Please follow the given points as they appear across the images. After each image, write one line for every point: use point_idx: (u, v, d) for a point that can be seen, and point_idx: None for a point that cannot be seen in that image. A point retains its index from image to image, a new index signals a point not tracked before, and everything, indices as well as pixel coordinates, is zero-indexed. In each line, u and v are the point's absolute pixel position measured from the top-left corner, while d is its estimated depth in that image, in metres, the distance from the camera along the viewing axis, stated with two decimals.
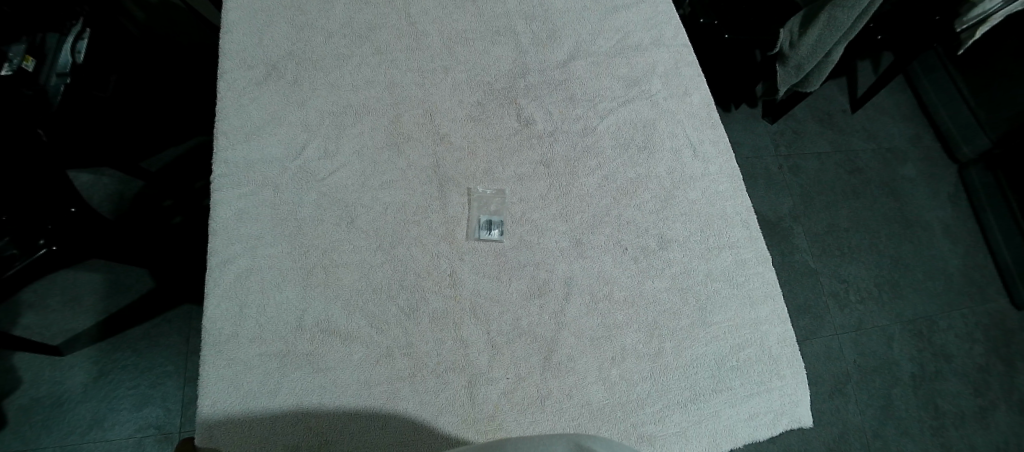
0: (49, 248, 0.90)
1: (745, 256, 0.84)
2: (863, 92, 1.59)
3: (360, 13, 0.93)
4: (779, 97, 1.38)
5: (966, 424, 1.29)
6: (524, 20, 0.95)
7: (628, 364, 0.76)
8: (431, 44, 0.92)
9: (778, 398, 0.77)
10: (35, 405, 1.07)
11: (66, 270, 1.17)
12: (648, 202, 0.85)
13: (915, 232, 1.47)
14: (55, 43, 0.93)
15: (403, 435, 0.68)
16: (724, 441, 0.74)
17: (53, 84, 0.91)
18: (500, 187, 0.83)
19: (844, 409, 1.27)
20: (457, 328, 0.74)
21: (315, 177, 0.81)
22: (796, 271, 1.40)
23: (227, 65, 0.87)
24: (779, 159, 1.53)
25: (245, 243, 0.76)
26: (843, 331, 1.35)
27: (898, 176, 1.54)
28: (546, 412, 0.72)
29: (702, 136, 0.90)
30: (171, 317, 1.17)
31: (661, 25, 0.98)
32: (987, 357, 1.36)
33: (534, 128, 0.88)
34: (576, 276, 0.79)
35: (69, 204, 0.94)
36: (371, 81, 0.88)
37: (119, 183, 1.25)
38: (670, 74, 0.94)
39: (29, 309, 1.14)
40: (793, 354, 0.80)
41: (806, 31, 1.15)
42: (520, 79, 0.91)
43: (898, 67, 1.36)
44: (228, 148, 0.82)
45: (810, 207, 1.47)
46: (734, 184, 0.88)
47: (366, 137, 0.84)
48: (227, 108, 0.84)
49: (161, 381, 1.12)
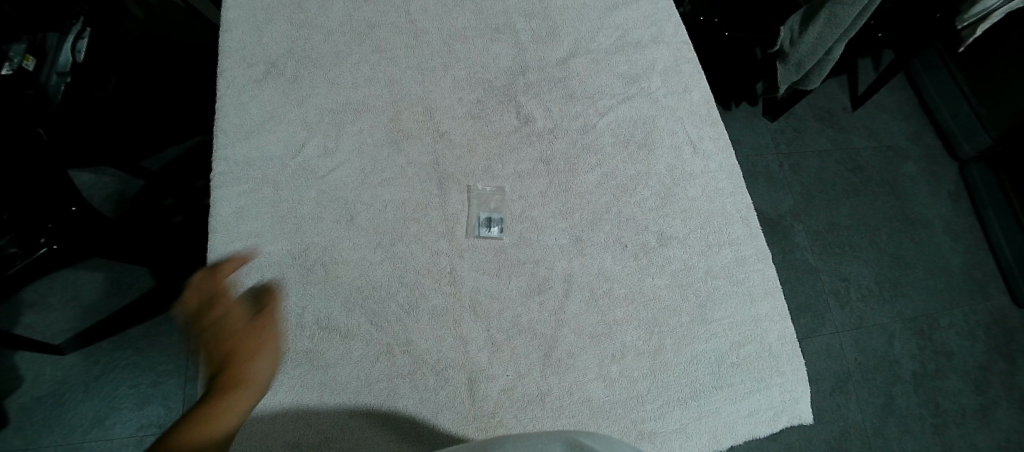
0: (50, 247, 0.92)
1: (746, 253, 0.84)
2: (863, 90, 1.59)
3: (360, 11, 0.93)
4: (780, 95, 1.38)
5: (967, 422, 1.28)
6: (523, 17, 0.95)
7: (628, 361, 0.76)
8: (431, 41, 0.91)
9: (779, 395, 0.77)
10: (36, 404, 1.07)
11: (68, 269, 1.18)
12: (648, 199, 0.85)
13: (916, 230, 1.47)
14: (55, 41, 0.93)
15: (403, 432, 0.69)
16: (724, 438, 0.74)
17: (54, 82, 0.91)
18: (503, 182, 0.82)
19: (845, 407, 1.27)
20: (457, 325, 0.74)
21: (315, 174, 0.81)
22: (797, 269, 1.40)
23: (226, 63, 0.87)
24: (780, 157, 1.53)
25: (244, 241, 0.76)
26: (845, 329, 1.34)
27: (899, 174, 1.54)
28: (547, 409, 0.72)
29: (702, 133, 0.90)
30: (172, 316, 1.17)
31: (660, 23, 0.98)
32: (988, 355, 1.36)
33: (534, 125, 0.88)
34: (576, 273, 0.79)
35: (70, 203, 0.94)
36: (371, 79, 0.88)
37: (120, 182, 1.25)
38: (670, 72, 0.94)
39: (30, 308, 1.14)
40: (793, 351, 0.80)
41: (807, 28, 1.15)
42: (519, 76, 0.91)
43: (900, 65, 1.34)
44: (228, 146, 0.82)
45: (811, 205, 1.47)
46: (734, 180, 0.88)
47: (366, 135, 0.84)
48: (227, 106, 0.84)
49: (162, 380, 1.12)
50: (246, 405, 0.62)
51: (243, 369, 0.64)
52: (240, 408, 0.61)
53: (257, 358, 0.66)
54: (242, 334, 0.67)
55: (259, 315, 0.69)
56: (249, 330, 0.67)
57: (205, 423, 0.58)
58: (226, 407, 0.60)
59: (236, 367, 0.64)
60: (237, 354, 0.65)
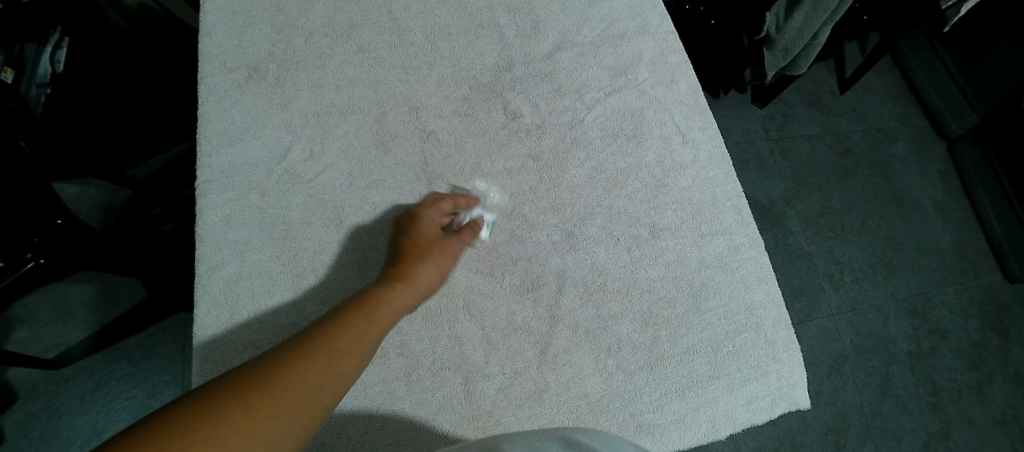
0: (37, 262, 0.89)
1: (738, 242, 0.84)
2: (850, 73, 1.58)
3: (340, 11, 0.91)
4: (768, 81, 1.38)
5: (962, 398, 1.30)
6: (507, 12, 0.94)
7: (624, 354, 0.76)
8: (414, 40, 0.90)
9: (776, 382, 0.78)
10: (32, 419, 1.07)
11: (57, 283, 1.16)
12: (638, 191, 0.85)
13: (908, 211, 1.47)
14: (34, 53, 0.91)
15: (402, 434, 0.69)
16: (722, 427, 0.75)
17: (34, 94, 0.89)
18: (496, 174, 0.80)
19: (842, 389, 1.28)
20: (451, 325, 0.74)
21: (302, 179, 0.80)
22: (790, 254, 1.40)
23: (208, 70, 0.86)
24: (770, 143, 1.53)
25: (233, 249, 0.76)
26: (839, 312, 1.35)
27: (890, 155, 1.53)
28: (545, 405, 0.72)
29: (691, 123, 0.90)
30: (166, 326, 1.16)
31: (646, 13, 0.96)
32: (982, 332, 1.37)
33: (522, 121, 0.87)
34: (570, 269, 0.79)
35: (55, 216, 0.92)
36: (355, 80, 0.87)
37: (107, 192, 1.24)
38: (656, 62, 0.93)
39: (21, 323, 1.13)
40: (788, 337, 0.80)
41: (793, 14, 1.14)
42: (506, 72, 0.90)
43: (886, 47, 1.34)
44: (212, 153, 0.81)
45: (802, 190, 1.48)
46: (724, 169, 0.88)
47: (352, 137, 0.83)
48: (210, 112, 0.83)
49: (159, 391, 1.11)
50: (386, 327, 0.64)
51: (395, 288, 0.67)
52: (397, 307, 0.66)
53: (429, 269, 0.70)
54: (419, 252, 0.71)
55: (449, 242, 0.74)
56: (428, 251, 0.71)
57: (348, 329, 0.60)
58: (369, 320, 0.62)
59: (412, 270, 0.69)
60: (398, 276, 0.68)
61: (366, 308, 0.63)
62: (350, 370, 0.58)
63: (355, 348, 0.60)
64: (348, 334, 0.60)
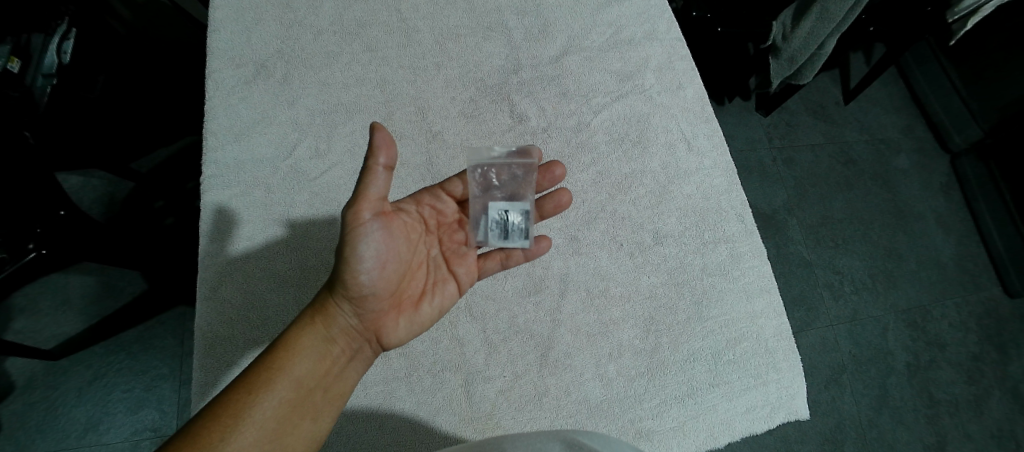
0: (39, 252, 0.87)
1: (741, 250, 0.84)
2: (854, 84, 1.57)
3: (350, 9, 0.91)
4: (773, 90, 1.38)
5: (960, 412, 1.30)
6: (515, 15, 0.94)
7: (624, 360, 0.76)
8: (423, 40, 0.90)
9: (776, 391, 0.78)
10: (29, 410, 1.07)
11: (58, 274, 1.15)
12: (643, 197, 0.85)
13: (910, 223, 1.47)
14: (40, 42, 0.91)
15: (400, 434, 0.69)
16: (721, 435, 0.75)
17: (39, 84, 0.89)
18: (521, 156, 0.79)
19: (839, 399, 1.28)
20: (452, 327, 0.74)
21: (307, 177, 0.81)
22: (791, 263, 1.41)
23: (216, 65, 0.86)
24: (773, 151, 1.53)
25: (236, 245, 0.76)
26: (839, 322, 1.35)
27: (893, 166, 1.53)
28: (544, 409, 0.72)
29: (696, 130, 0.90)
30: (166, 319, 1.15)
31: (654, 19, 0.96)
32: (981, 346, 1.37)
33: (528, 124, 0.87)
34: (572, 273, 0.79)
35: (58, 207, 0.92)
36: (362, 79, 0.87)
37: (109, 184, 1.23)
38: (663, 69, 0.93)
39: (21, 314, 1.13)
40: (789, 347, 0.80)
41: (799, 23, 1.13)
42: (513, 75, 0.90)
43: (892, 59, 1.33)
44: (218, 148, 0.81)
45: (804, 199, 1.48)
46: (729, 177, 0.88)
47: (357, 136, 0.83)
48: (217, 107, 0.84)
49: (156, 384, 1.11)
50: (303, 362, 0.60)
51: (312, 317, 0.62)
52: (313, 333, 0.62)
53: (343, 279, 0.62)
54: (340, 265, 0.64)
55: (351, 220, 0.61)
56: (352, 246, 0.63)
57: (239, 398, 0.56)
58: (280, 359, 0.60)
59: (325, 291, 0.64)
60: (315, 303, 0.63)
61: (259, 365, 0.59)
62: (246, 443, 0.55)
63: (249, 417, 0.56)
64: (239, 404, 0.56)
